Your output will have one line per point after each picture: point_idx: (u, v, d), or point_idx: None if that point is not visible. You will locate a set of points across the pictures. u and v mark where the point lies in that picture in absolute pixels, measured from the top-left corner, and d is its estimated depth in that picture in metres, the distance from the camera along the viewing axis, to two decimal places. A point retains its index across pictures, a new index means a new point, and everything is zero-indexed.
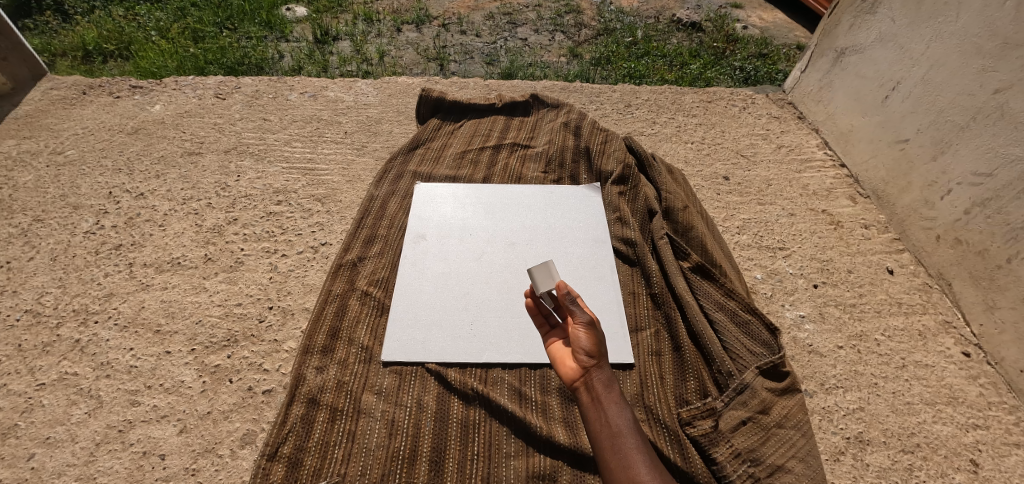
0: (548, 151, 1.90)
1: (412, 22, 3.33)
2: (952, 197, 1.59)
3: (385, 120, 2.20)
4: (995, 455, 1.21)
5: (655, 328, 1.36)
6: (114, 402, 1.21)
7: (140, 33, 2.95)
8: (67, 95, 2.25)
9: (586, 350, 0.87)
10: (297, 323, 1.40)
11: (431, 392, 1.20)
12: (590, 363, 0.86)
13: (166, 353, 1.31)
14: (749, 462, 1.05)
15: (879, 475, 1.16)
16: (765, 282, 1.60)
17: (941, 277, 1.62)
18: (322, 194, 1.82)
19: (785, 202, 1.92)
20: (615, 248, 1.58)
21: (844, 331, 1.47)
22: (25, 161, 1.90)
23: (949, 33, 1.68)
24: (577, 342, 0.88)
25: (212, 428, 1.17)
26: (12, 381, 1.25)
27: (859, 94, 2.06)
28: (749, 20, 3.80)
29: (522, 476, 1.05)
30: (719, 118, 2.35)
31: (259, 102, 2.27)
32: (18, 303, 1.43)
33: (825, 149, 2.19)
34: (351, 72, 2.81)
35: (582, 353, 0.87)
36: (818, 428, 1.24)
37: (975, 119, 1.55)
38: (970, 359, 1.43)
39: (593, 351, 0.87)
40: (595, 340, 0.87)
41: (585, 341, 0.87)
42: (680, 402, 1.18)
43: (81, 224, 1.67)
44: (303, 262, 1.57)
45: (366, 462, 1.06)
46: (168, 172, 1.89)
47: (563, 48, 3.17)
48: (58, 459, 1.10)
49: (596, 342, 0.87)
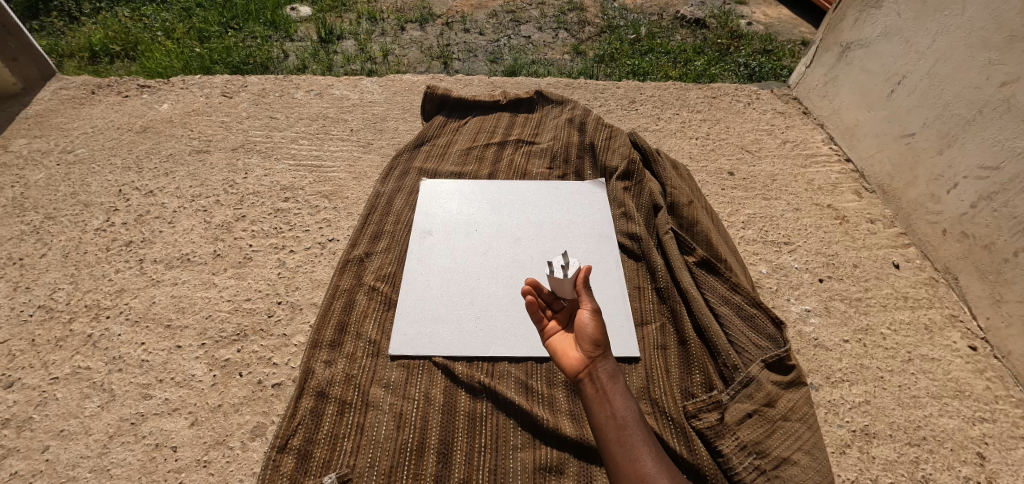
0: (552, 147, 1.91)
1: (416, 21, 3.34)
2: (959, 191, 1.58)
3: (391, 118, 2.21)
4: (1002, 448, 1.21)
5: (661, 322, 1.37)
6: (126, 395, 1.22)
7: (147, 33, 2.98)
8: (76, 95, 2.28)
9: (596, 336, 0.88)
10: (306, 318, 1.41)
11: (438, 385, 1.21)
12: (595, 355, 0.87)
13: (177, 347, 1.33)
14: (755, 455, 1.05)
15: (885, 467, 1.16)
16: (770, 277, 1.61)
17: (947, 271, 1.62)
18: (329, 191, 1.84)
19: (790, 196, 1.92)
20: (620, 243, 1.59)
21: (849, 325, 1.47)
22: (35, 160, 1.93)
23: (954, 27, 1.67)
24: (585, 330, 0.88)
25: (222, 421, 1.18)
26: (26, 375, 1.27)
27: (865, 88, 2.05)
28: (754, 17, 3.78)
29: (529, 468, 1.06)
30: (724, 113, 2.35)
31: (265, 101, 2.29)
32: (32, 299, 1.45)
33: (831, 144, 2.19)
34: (355, 70, 2.82)
35: (588, 342, 0.88)
36: (824, 420, 1.25)
37: (982, 112, 1.55)
38: (977, 352, 1.42)
39: (598, 341, 0.88)
40: (600, 328, 0.89)
41: (589, 327, 0.88)
42: (685, 395, 1.19)
43: (92, 222, 1.69)
44: (311, 258, 1.59)
45: (374, 454, 1.07)
46: (177, 170, 1.91)
47: (567, 45, 3.18)
48: (72, 451, 1.12)
49: (602, 330, 0.89)
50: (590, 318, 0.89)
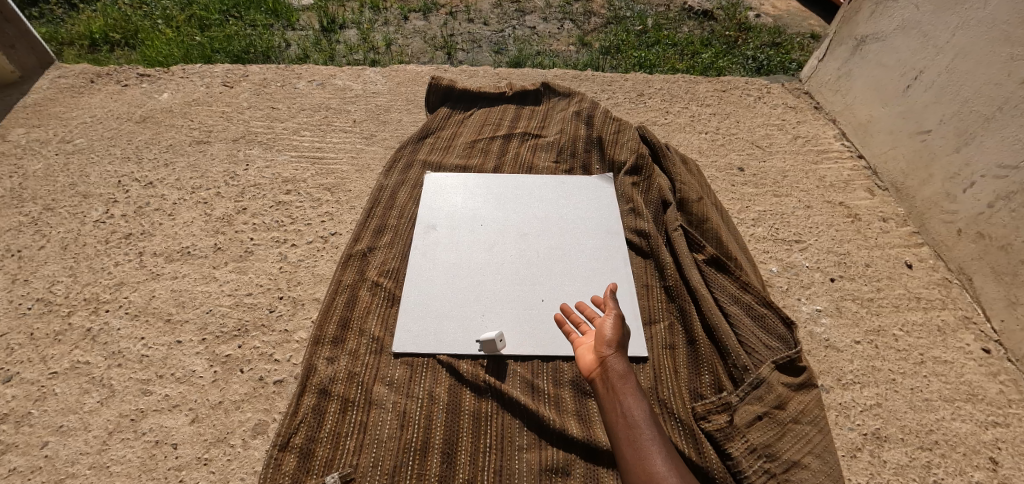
0: (559, 141, 1.87)
1: (419, 10, 3.28)
2: (976, 190, 1.55)
3: (395, 109, 2.17)
4: (1015, 453, 1.18)
5: (669, 320, 1.34)
6: (125, 391, 1.21)
7: (147, 22, 2.93)
8: (75, 84, 2.24)
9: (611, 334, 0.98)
10: (308, 313, 1.39)
11: (442, 384, 1.18)
12: (608, 352, 0.95)
13: (177, 342, 1.31)
14: (765, 458, 1.03)
15: (897, 472, 1.14)
16: (780, 276, 1.58)
17: (961, 272, 1.58)
18: (332, 184, 1.81)
19: (801, 194, 1.88)
20: (627, 239, 1.56)
21: (861, 326, 1.45)
22: (34, 149, 1.90)
23: (976, 21, 1.63)
24: (603, 332, 0.98)
25: (223, 418, 1.17)
26: (24, 369, 1.25)
27: (880, 83, 2.00)
28: (762, 9, 3.72)
29: (535, 469, 1.04)
30: (733, 107, 2.31)
31: (267, 90, 2.25)
32: (30, 292, 1.43)
33: (842, 140, 2.15)
34: (357, 60, 2.78)
35: (604, 342, 0.97)
36: (834, 423, 1.22)
37: (1001, 110, 1.51)
38: (990, 355, 1.40)
39: (614, 342, 0.97)
40: (619, 334, 0.98)
41: (607, 332, 0.98)
42: (694, 396, 1.17)
43: (91, 213, 1.67)
44: (313, 252, 1.56)
45: (378, 454, 1.05)
46: (177, 161, 1.88)
47: (572, 36, 3.12)
48: (71, 447, 1.11)
49: (619, 337, 0.98)
50: (611, 324, 1.00)
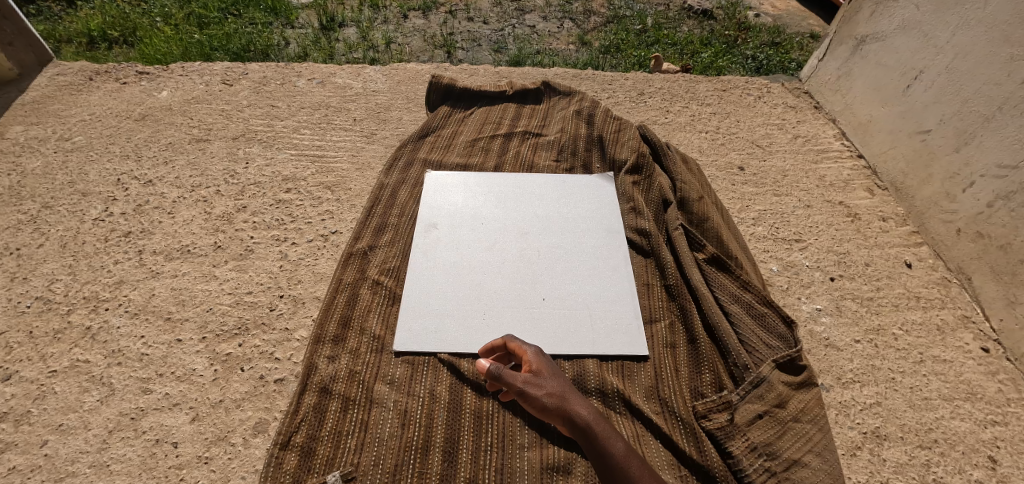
0: (560, 140, 1.87)
1: (419, 8, 3.28)
2: (975, 190, 1.55)
3: (395, 108, 2.17)
4: (1014, 452, 1.19)
5: (670, 319, 1.34)
6: (125, 389, 1.20)
7: (145, 19, 2.92)
8: (74, 81, 2.23)
9: (543, 388, 0.85)
10: (308, 312, 1.39)
11: (443, 382, 1.18)
12: (564, 419, 0.83)
13: (177, 341, 1.31)
14: (766, 456, 1.03)
15: (896, 470, 1.14)
16: (780, 275, 1.58)
17: (960, 272, 1.59)
18: (332, 182, 1.80)
19: (801, 193, 1.89)
20: (628, 238, 1.56)
21: (861, 325, 1.45)
22: (32, 147, 1.89)
23: (976, 21, 1.63)
24: (540, 406, 0.83)
25: (224, 417, 1.16)
26: (24, 367, 1.25)
27: (880, 83, 2.01)
28: (762, 8, 3.73)
29: (536, 468, 1.04)
30: (734, 107, 2.31)
31: (267, 88, 2.24)
32: (29, 290, 1.42)
33: (842, 139, 2.15)
34: (357, 58, 2.78)
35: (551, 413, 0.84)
36: (834, 422, 1.23)
37: (1001, 109, 1.51)
38: (989, 354, 1.40)
39: (557, 405, 0.84)
40: (549, 392, 0.84)
41: (541, 402, 0.84)
42: (695, 394, 1.17)
43: (91, 211, 1.66)
44: (314, 251, 1.56)
45: (379, 452, 1.05)
46: (177, 159, 1.87)
47: (572, 35, 3.12)
48: (71, 446, 1.10)
49: (553, 393, 0.85)
50: (535, 394, 0.84)
